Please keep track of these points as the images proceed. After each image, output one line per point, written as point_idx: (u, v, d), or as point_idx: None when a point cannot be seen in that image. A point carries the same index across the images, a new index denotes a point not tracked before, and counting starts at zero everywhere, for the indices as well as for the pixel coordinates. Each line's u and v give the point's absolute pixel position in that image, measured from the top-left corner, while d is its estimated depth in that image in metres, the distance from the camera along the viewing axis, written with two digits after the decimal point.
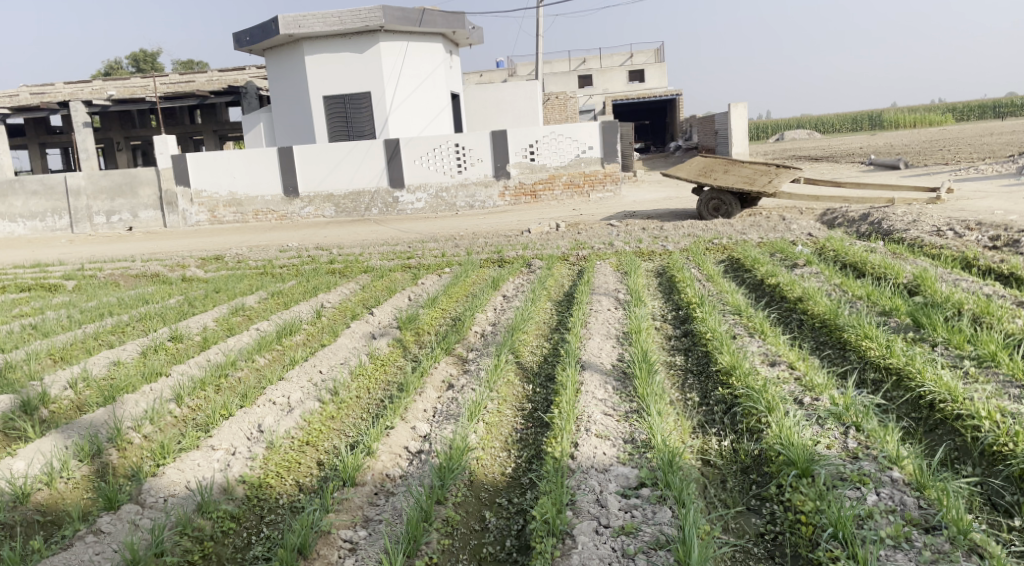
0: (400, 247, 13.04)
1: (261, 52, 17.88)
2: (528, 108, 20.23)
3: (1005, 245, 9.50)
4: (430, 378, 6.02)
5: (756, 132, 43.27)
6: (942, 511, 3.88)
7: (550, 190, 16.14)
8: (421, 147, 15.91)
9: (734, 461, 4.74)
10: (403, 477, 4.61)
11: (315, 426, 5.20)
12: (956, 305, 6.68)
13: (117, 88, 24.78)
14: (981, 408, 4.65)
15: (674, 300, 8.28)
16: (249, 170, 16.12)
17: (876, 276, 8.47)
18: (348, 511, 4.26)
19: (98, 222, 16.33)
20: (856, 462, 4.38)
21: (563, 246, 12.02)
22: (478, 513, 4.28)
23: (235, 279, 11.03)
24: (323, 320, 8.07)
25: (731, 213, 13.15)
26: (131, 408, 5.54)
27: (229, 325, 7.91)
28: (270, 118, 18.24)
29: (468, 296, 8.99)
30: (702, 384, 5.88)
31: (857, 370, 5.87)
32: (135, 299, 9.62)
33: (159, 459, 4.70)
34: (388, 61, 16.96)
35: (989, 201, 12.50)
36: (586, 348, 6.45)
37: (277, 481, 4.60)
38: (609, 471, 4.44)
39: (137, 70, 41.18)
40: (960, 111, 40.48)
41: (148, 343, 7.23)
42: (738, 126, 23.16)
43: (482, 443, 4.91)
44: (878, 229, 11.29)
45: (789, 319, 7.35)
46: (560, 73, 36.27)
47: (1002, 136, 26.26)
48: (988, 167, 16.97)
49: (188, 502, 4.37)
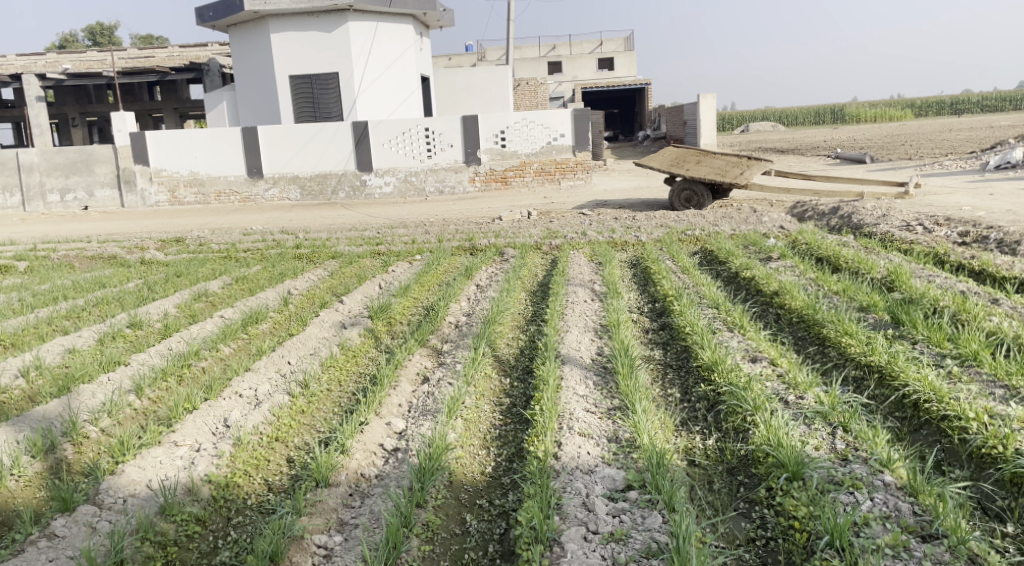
0: (368, 233, 12.74)
1: (225, 28, 17.36)
2: (499, 94, 19.97)
3: (974, 241, 9.53)
4: (404, 370, 5.82)
5: (722, 123, 43.42)
6: (938, 519, 3.80)
7: (521, 177, 15.93)
8: (390, 130, 15.58)
9: (720, 461, 4.62)
10: (379, 477, 4.40)
11: (284, 421, 4.96)
12: (933, 301, 6.62)
13: (73, 62, 23.99)
14: (969, 409, 4.58)
15: (650, 293, 8.13)
16: (212, 150, 15.65)
17: (850, 270, 8.41)
18: (321, 514, 4.04)
19: (52, 201, 15.79)
20: (846, 465, 4.29)
21: (536, 234, 11.85)
22: (459, 516, 4.10)
23: (197, 263, 10.66)
24: (291, 307, 7.82)
25: (702, 204, 13.07)
26: (87, 400, 5.25)
27: (191, 312, 7.62)
28: (233, 97, 17.77)
29: (440, 285, 8.79)
30: (682, 380, 5.74)
31: (838, 366, 5.77)
32: (91, 282, 9.25)
33: (118, 456, 4.43)
34: (357, 42, 16.59)
35: (956, 196, 12.58)
36: (564, 341, 6.27)
37: (245, 481, 4.36)
38: (594, 473, 4.29)
39: (93, 43, 40.04)
40: (920, 105, 41.07)
41: (105, 329, 6.93)
42: (707, 117, 23.13)
43: (461, 440, 4.72)
44: (848, 223, 11.27)
45: (767, 313, 7.24)
46: (529, 59, 35.98)
47: (962, 132, 26.60)
48: (953, 163, 17.12)
49: (150, 503, 4.12)
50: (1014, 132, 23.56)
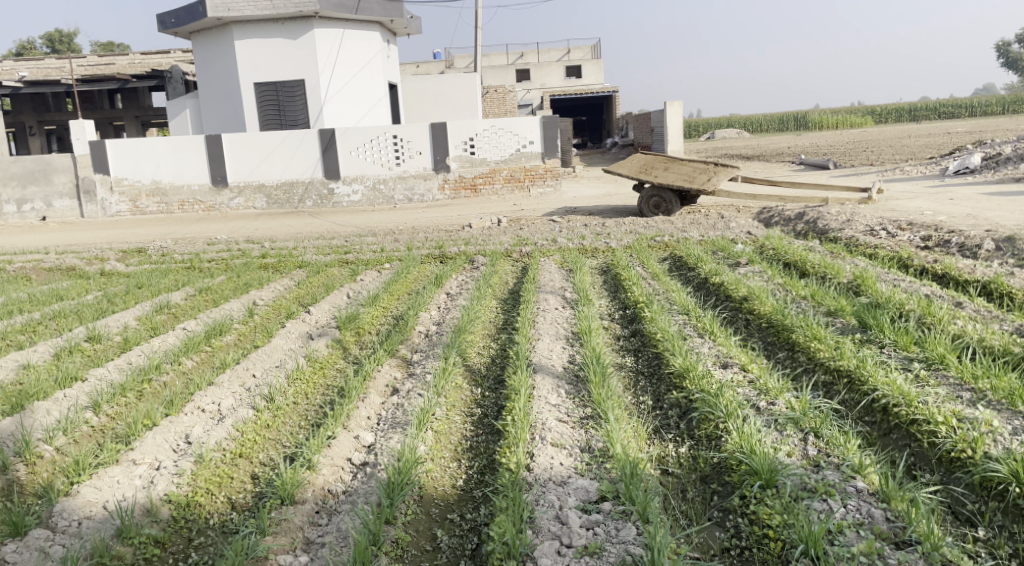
0: (336, 241, 12.60)
1: (187, 35, 17.11)
2: (468, 101, 19.91)
3: (936, 245, 9.64)
4: (373, 383, 5.71)
5: (688, 130, 43.75)
6: (911, 525, 3.78)
7: (490, 184, 15.85)
8: (358, 137, 15.44)
9: (693, 469, 4.57)
10: (347, 493, 4.27)
11: (248, 437, 4.82)
12: (899, 305, 6.65)
13: (31, 70, 23.56)
14: (937, 412, 4.57)
15: (620, 299, 8.10)
16: (175, 158, 15.40)
17: (817, 274, 8.45)
18: (286, 534, 3.92)
19: (8, 211, 15.43)
20: (818, 472, 4.26)
21: (506, 242, 11.79)
22: (429, 532, 4.01)
23: (159, 274, 10.46)
24: (256, 318, 7.68)
25: (670, 210, 13.06)
26: (41, 419, 5.09)
27: (152, 324, 7.46)
28: (197, 105, 17.52)
29: (410, 294, 8.70)
30: (654, 386, 5.70)
31: (807, 371, 5.74)
32: (48, 294, 9.02)
33: (73, 477, 4.27)
34: (323, 49, 16.44)
35: (917, 201, 12.76)
36: (535, 349, 6.22)
37: (207, 499, 4.22)
38: (567, 485, 4.21)
39: (53, 52, 39.45)
40: (880, 111, 41.80)
41: (62, 344, 6.78)
42: (674, 124, 23.26)
43: (431, 453, 4.62)
44: (814, 228, 11.35)
45: (737, 319, 7.23)
46: (497, 67, 36.00)
47: (922, 138, 27.07)
48: (914, 168, 17.38)
49: (106, 526, 3.95)
50: (971, 138, 24.04)
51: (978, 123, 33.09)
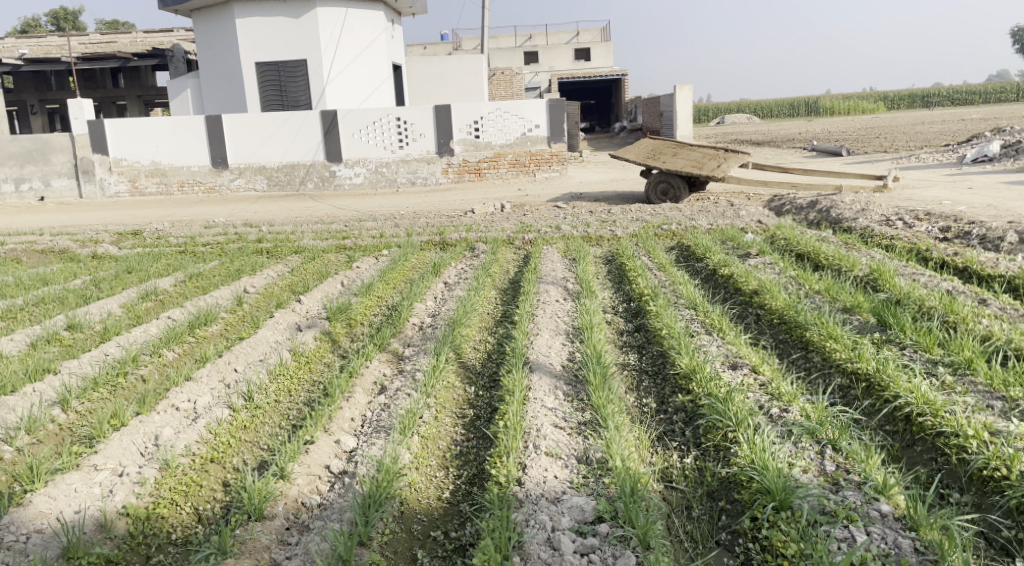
0: (335, 226, 12.23)
1: (187, 12, 16.69)
2: (473, 83, 19.47)
3: (956, 237, 9.23)
4: (360, 380, 5.37)
5: (697, 114, 43.07)
6: (942, 558, 3.44)
7: (495, 168, 15.47)
8: (360, 120, 15.04)
9: (700, 484, 4.23)
10: (322, 507, 3.99)
11: (222, 440, 4.52)
12: (920, 303, 6.25)
13: (31, 47, 23.18)
14: (967, 425, 4.21)
15: (624, 290, 7.74)
16: (174, 138, 15.02)
17: (831, 266, 8.04)
18: (251, 554, 3.61)
19: (6, 191, 15.08)
20: (837, 492, 3.90)
21: (509, 228, 11.41)
22: (409, 553, 3.72)
23: (151, 257, 10.10)
24: (245, 307, 7.33)
25: (679, 197, 12.63)
26: (3, 416, 4.74)
27: (136, 312, 7.11)
28: (197, 84, 17.10)
29: (406, 282, 8.37)
30: (659, 388, 5.34)
31: (823, 373, 5.36)
32: (34, 279, 8.67)
33: (26, 484, 3.96)
34: (325, 28, 16.02)
35: (935, 189, 12.32)
36: (534, 345, 5.86)
37: (170, 511, 3.94)
38: (561, 502, 3.87)
39: (56, 29, 38.94)
40: (893, 97, 41.11)
41: (40, 332, 6.43)
42: (683, 108, 22.73)
43: (415, 461, 4.31)
44: (828, 217, 10.92)
45: (746, 314, 6.84)
46: (505, 49, 35.44)
47: (936, 125, 26.53)
48: (930, 156, 16.87)
49: (52, 543, 3.64)
50: (986, 125, 23.48)
51: (992, 110, 32.49)
